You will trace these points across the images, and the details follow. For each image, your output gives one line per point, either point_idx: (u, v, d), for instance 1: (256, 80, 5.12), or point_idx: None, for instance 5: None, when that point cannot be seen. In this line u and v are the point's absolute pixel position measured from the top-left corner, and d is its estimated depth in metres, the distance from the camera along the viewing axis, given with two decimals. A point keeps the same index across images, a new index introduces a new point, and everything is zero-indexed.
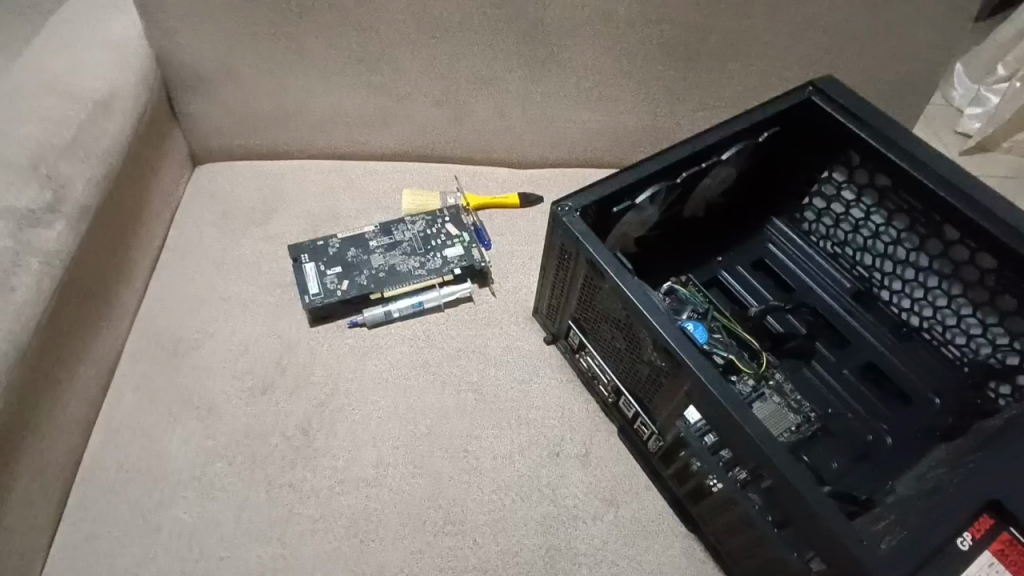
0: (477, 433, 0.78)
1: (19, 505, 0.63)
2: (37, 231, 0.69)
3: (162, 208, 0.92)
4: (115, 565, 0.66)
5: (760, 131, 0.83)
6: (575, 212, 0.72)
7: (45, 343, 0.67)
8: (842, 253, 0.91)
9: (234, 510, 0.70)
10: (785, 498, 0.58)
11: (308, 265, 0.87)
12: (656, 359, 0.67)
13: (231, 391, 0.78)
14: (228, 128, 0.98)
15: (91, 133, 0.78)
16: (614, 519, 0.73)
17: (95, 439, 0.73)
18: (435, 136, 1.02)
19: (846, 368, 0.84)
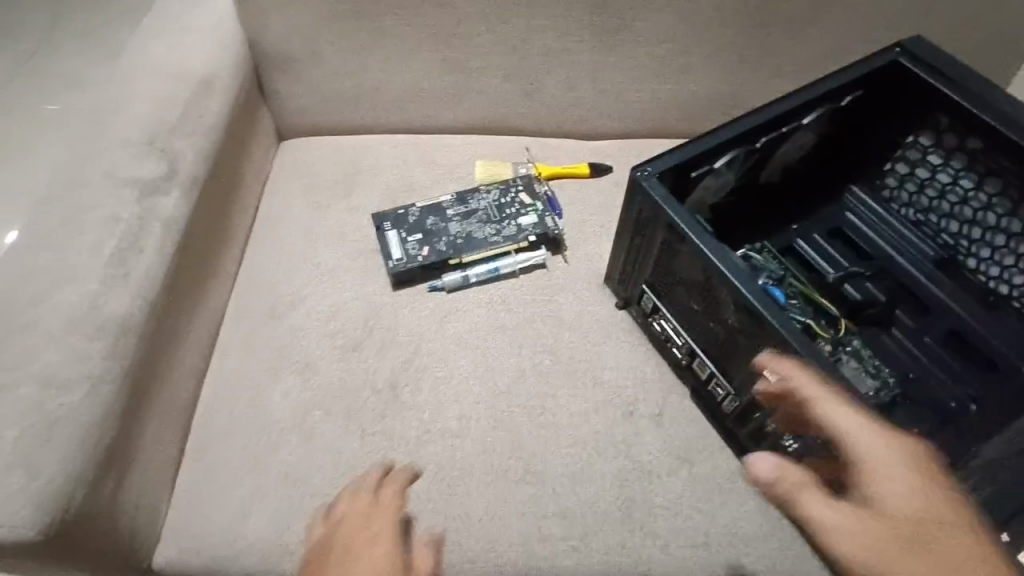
0: (553, 392, 0.81)
1: (152, 442, 0.70)
2: (157, 199, 0.76)
3: (256, 179, 0.99)
4: (232, 497, 0.73)
5: (843, 96, 0.81)
6: (654, 176, 0.73)
7: (168, 300, 0.74)
8: (926, 220, 0.89)
9: (333, 454, 0.76)
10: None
11: (390, 233, 0.92)
12: (735, 320, 0.69)
13: (324, 348, 0.84)
14: (311, 105, 1.04)
15: (197, 109, 0.85)
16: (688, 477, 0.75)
17: (207, 388, 0.81)
18: (506, 109, 1.04)
19: (928, 336, 0.82)
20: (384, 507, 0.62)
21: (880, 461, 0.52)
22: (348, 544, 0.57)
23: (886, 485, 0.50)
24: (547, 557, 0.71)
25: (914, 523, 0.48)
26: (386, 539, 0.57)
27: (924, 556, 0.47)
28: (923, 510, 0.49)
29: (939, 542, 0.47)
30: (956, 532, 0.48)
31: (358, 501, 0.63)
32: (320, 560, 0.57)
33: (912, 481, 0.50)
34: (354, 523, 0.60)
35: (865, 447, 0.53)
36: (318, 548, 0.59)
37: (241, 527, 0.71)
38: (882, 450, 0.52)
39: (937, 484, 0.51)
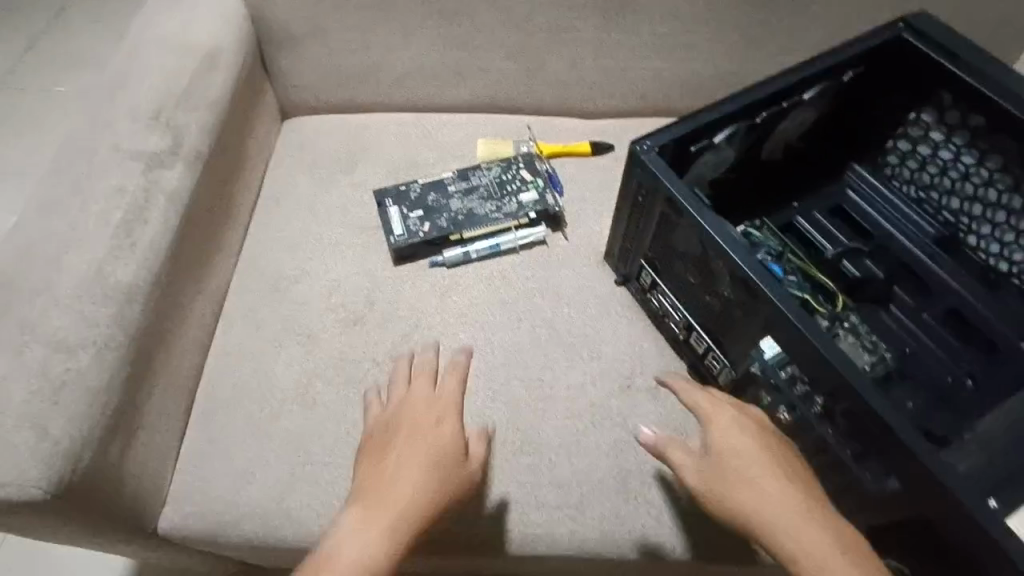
0: (551, 365, 0.82)
1: (157, 408, 0.72)
2: (161, 171, 0.77)
3: (259, 155, 1.00)
4: (235, 463, 0.75)
5: (845, 71, 0.81)
6: (653, 150, 0.74)
7: (173, 271, 0.75)
8: (927, 197, 0.89)
9: (334, 423, 0.77)
10: (865, 420, 0.60)
11: (392, 208, 0.93)
12: (731, 292, 0.70)
13: (327, 321, 0.85)
14: (315, 83, 1.04)
15: (202, 84, 0.86)
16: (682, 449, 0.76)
17: (212, 358, 0.83)
18: (508, 87, 1.04)
19: (926, 313, 0.83)
20: (445, 398, 0.72)
21: (711, 413, 0.64)
22: (416, 422, 0.69)
23: (715, 427, 0.63)
24: (544, 524, 0.72)
25: (730, 458, 0.60)
26: (452, 417, 0.70)
27: (737, 472, 0.59)
28: (742, 440, 0.61)
29: (751, 462, 0.59)
30: (768, 455, 0.60)
31: (422, 390, 0.73)
32: (393, 427, 0.69)
33: (734, 423, 0.63)
34: (423, 404, 0.71)
35: (699, 404, 0.65)
36: (390, 417, 0.70)
37: (244, 492, 0.73)
38: (710, 404, 0.65)
39: (757, 424, 0.63)
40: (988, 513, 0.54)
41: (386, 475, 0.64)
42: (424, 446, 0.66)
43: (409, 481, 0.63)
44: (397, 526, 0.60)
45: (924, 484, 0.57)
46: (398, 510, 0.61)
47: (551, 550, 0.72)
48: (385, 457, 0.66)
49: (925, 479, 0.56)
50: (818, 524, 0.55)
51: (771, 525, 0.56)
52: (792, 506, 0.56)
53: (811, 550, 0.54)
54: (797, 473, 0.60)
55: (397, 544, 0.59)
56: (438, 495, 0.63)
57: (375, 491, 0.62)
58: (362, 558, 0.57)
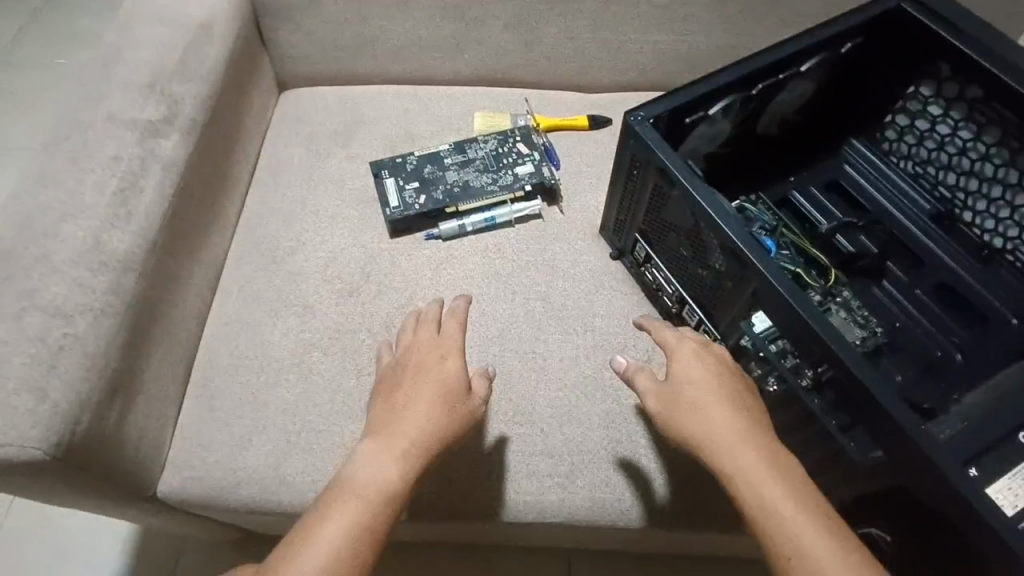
0: (544, 337, 0.83)
1: (154, 375, 0.73)
2: (157, 141, 0.77)
3: (256, 127, 1.00)
4: (232, 430, 0.76)
5: (843, 43, 0.80)
6: (646, 121, 0.73)
7: (169, 240, 0.76)
8: (924, 172, 0.88)
9: (329, 392, 0.78)
10: (851, 392, 0.61)
11: (388, 180, 0.93)
12: (722, 265, 0.70)
13: (323, 292, 0.86)
14: (311, 54, 1.03)
15: (196, 54, 0.85)
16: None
17: (209, 328, 0.84)
18: (506, 60, 1.03)
19: (918, 288, 0.83)
20: (447, 337, 0.71)
21: (676, 347, 0.67)
22: (421, 360, 0.69)
23: (677, 360, 0.66)
24: (535, 492, 0.74)
25: (687, 384, 0.64)
26: (456, 353, 0.69)
27: (690, 400, 0.62)
28: (701, 371, 0.64)
29: (704, 391, 0.62)
30: (723, 387, 0.63)
31: (427, 332, 0.72)
32: (401, 365, 0.69)
33: (696, 356, 0.66)
34: (428, 343, 0.70)
35: (666, 339, 0.68)
36: (398, 358, 0.70)
37: (241, 457, 0.74)
38: (679, 339, 0.68)
39: (720, 360, 0.66)
40: (969, 482, 0.55)
41: (395, 410, 0.65)
42: (429, 381, 0.66)
43: (418, 414, 0.64)
44: (409, 454, 0.61)
45: (905, 453, 0.58)
46: (408, 440, 0.62)
47: (541, 518, 0.73)
48: (394, 395, 0.66)
49: (908, 449, 0.57)
50: (758, 450, 0.58)
51: (713, 445, 0.59)
52: (735, 432, 0.59)
53: (746, 472, 0.57)
54: (750, 406, 0.62)
55: (410, 469, 0.61)
56: (446, 427, 0.64)
57: (386, 426, 0.63)
58: (377, 482, 0.59)
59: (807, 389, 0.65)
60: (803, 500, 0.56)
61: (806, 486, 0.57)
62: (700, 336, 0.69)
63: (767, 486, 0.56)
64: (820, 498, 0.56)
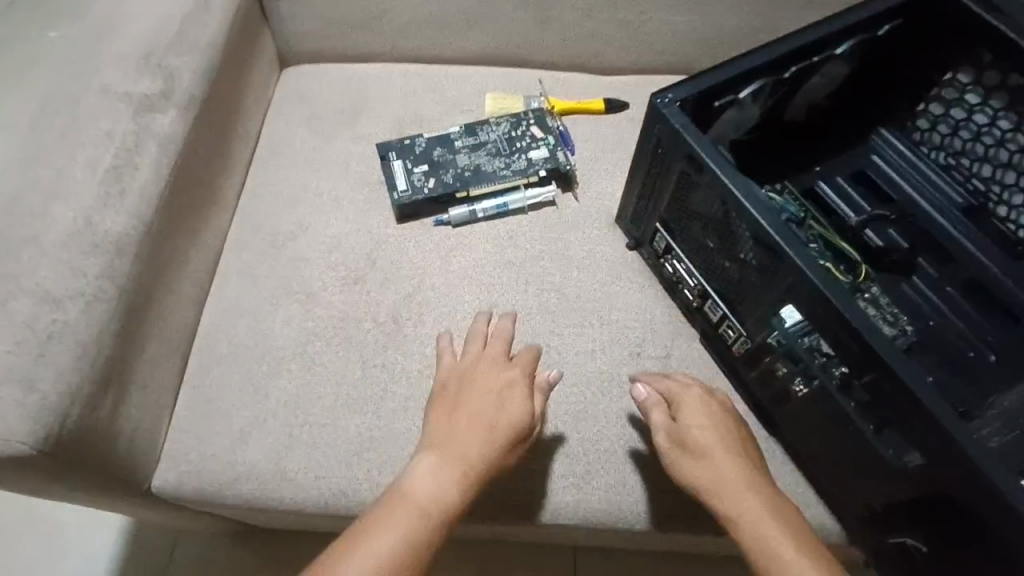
0: (559, 330, 0.80)
1: (150, 364, 0.69)
2: (153, 116, 0.73)
3: (257, 104, 0.95)
4: (230, 423, 0.72)
5: (879, 25, 0.76)
6: (675, 104, 0.69)
7: (167, 221, 0.72)
8: (957, 164, 0.84)
9: (333, 385, 0.75)
10: (890, 390, 0.58)
11: (396, 163, 0.89)
12: (752, 257, 0.67)
13: (328, 279, 0.82)
14: (315, 30, 0.98)
15: (195, 25, 0.81)
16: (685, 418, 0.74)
17: (207, 314, 0.79)
18: (519, 38, 0.99)
19: (950, 285, 0.79)
20: (518, 362, 0.70)
21: (681, 392, 0.69)
22: (490, 380, 0.68)
23: (683, 404, 0.68)
24: (548, 492, 0.71)
25: (694, 428, 0.66)
26: (525, 380, 0.69)
27: (700, 450, 0.64)
28: (705, 418, 0.66)
29: (710, 436, 0.65)
30: (726, 436, 0.65)
31: (496, 351, 0.71)
32: (468, 380, 0.69)
33: (701, 402, 0.68)
34: (496, 363, 0.70)
35: (671, 385, 0.70)
36: (464, 370, 0.70)
37: (241, 452, 0.71)
38: (683, 384, 0.70)
39: (722, 407, 0.69)
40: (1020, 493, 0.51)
41: (460, 426, 0.64)
42: (495, 404, 0.66)
43: (482, 437, 0.63)
44: (470, 475, 0.61)
45: (946, 456, 0.55)
46: (470, 462, 0.62)
47: (554, 519, 0.70)
48: (457, 409, 0.66)
49: (953, 455, 0.55)
50: (759, 494, 0.60)
51: (721, 488, 0.61)
52: (739, 477, 0.61)
53: (748, 513, 0.59)
54: (750, 455, 0.65)
55: (468, 490, 0.61)
56: (503, 454, 0.64)
57: (449, 441, 0.63)
58: (436, 498, 0.59)
59: (835, 380, 0.63)
60: (803, 541, 0.57)
61: (805, 528, 0.59)
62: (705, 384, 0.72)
63: (768, 528, 0.57)
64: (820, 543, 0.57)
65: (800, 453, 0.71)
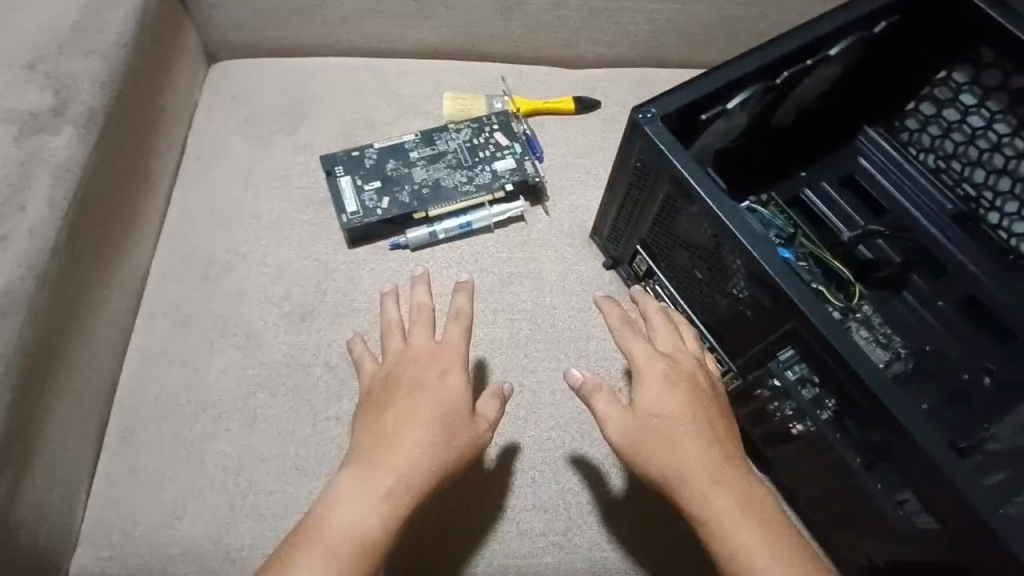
0: (533, 366, 0.73)
1: (57, 437, 0.59)
2: (44, 139, 0.61)
3: (180, 109, 0.82)
4: (161, 497, 0.63)
5: (877, 21, 0.69)
6: (658, 120, 0.61)
7: (71, 265, 0.61)
8: (948, 167, 0.79)
9: (280, 443, 0.66)
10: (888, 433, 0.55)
11: (344, 178, 0.79)
12: (744, 294, 0.61)
13: (269, 317, 0.72)
14: (244, 20, 0.85)
15: (93, 22, 0.68)
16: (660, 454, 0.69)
17: (129, 365, 0.69)
18: (479, 28, 0.88)
19: (942, 301, 0.75)
20: (446, 347, 0.62)
21: (645, 370, 0.59)
22: (417, 376, 0.60)
23: (645, 388, 0.58)
24: (502, 519, 0.65)
25: (656, 416, 0.57)
26: (458, 367, 0.61)
27: (663, 440, 0.55)
28: (669, 405, 0.57)
29: (675, 428, 0.56)
30: (692, 421, 0.57)
31: (422, 337, 0.63)
32: (393, 380, 0.60)
33: (667, 384, 0.58)
34: (424, 355, 0.61)
35: (633, 359, 0.60)
36: (389, 371, 0.61)
37: (174, 529, 0.62)
38: (645, 358, 0.60)
39: (691, 382, 0.59)
40: None
41: (382, 436, 0.56)
42: (423, 401, 0.58)
43: (414, 444, 0.55)
44: (397, 488, 0.53)
45: (955, 508, 0.53)
46: (395, 473, 0.53)
47: None
48: (384, 411, 0.58)
49: (969, 518, 0.52)
50: (730, 490, 0.53)
51: (686, 485, 0.54)
52: (707, 472, 0.54)
53: (717, 515, 0.52)
54: (720, 437, 0.57)
55: (395, 507, 0.52)
56: (445, 458, 0.55)
57: (373, 451, 0.55)
58: (354, 529, 0.51)
59: (827, 420, 0.61)
60: (774, 541, 0.51)
61: (779, 522, 0.53)
62: (672, 351, 0.62)
63: (737, 532, 0.51)
64: (794, 539, 0.52)
65: (795, 491, 0.68)
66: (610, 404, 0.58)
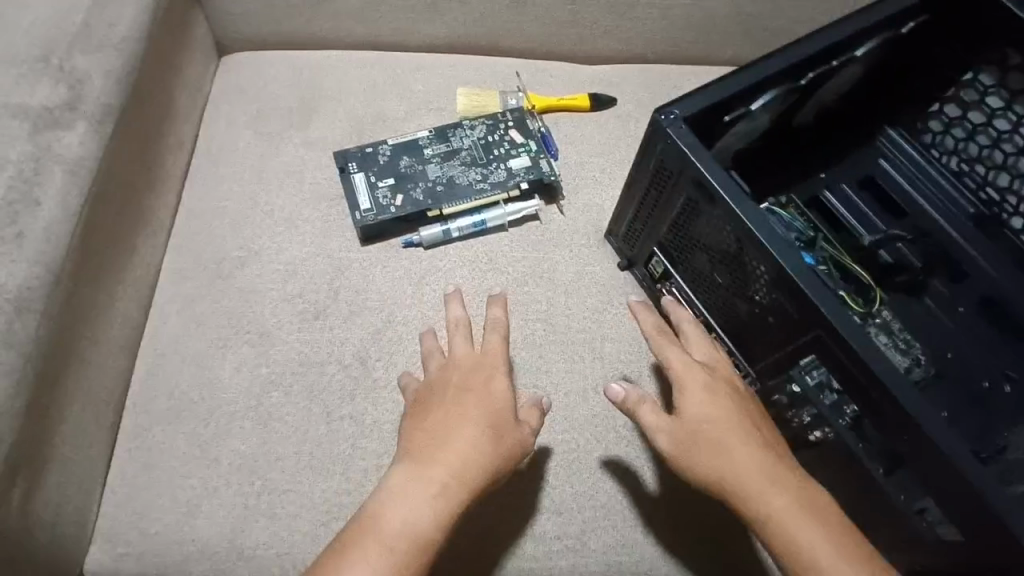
0: (547, 368, 0.72)
1: (72, 436, 0.59)
2: (57, 134, 0.60)
3: (191, 104, 0.81)
4: (175, 495, 0.63)
5: (903, 22, 0.68)
6: (681, 121, 0.60)
7: (85, 262, 0.60)
8: (970, 171, 0.77)
9: (295, 443, 0.66)
10: (912, 443, 0.54)
11: (357, 175, 0.79)
12: (765, 298, 0.61)
13: (282, 315, 0.72)
14: (255, 12, 0.84)
15: (106, 16, 0.67)
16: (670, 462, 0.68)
17: (142, 362, 0.69)
18: (493, 23, 0.87)
19: (962, 305, 0.74)
20: (489, 353, 0.64)
21: (685, 376, 0.59)
22: (465, 380, 0.61)
23: (689, 393, 0.58)
24: (527, 527, 0.65)
25: (702, 421, 0.57)
26: (501, 372, 0.62)
27: (715, 443, 0.55)
28: (714, 409, 0.57)
29: (723, 431, 0.56)
30: (739, 422, 0.56)
31: (464, 347, 0.65)
32: (437, 386, 0.62)
33: (709, 388, 0.58)
34: (467, 361, 0.63)
35: (673, 365, 0.60)
36: (434, 378, 0.63)
37: (189, 529, 0.62)
38: (683, 363, 0.60)
39: (730, 385, 0.60)
40: None
41: (433, 436, 0.57)
42: (472, 402, 0.59)
43: (465, 443, 0.56)
44: (451, 486, 0.53)
45: (981, 518, 0.52)
46: (449, 470, 0.54)
47: None
48: (432, 412, 0.59)
49: (994, 527, 0.51)
50: (785, 488, 0.53)
51: (742, 487, 0.53)
52: (761, 471, 0.54)
53: (777, 515, 0.52)
54: (767, 438, 0.57)
55: (449, 505, 0.53)
56: (494, 457, 0.56)
57: (424, 449, 0.56)
58: (408, 527, 0.51)
59: (845, 424, 0.60)
60: (836, 536, 0.51)
61: (837, 514, 0.53)
62: (709, 357, 0.62)
63: (799, 530, 0.51)
64: (853, 534, 0.52)
65: None
66: (654, 412, 0.58)
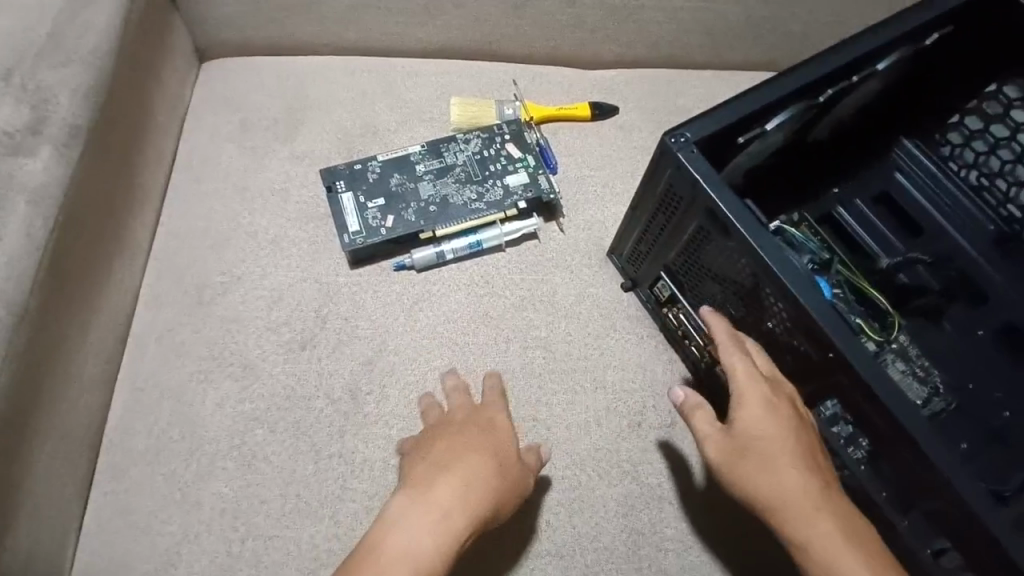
0: (546, 398, 0.68)
1: (43, 484, 0.55)
2: (19, 161, 0.55)
3: (170, 116, 0.76)
4: (154, 543, 0.60)
5: (927, 33, 0.63)
6: (692, 145, 0.56)
7: (53, 299, 0.56)
8: (992, 185, 0.73)
9: (280, 484, 0.63)
10: (933, 488, 0.51)
11: (345, 195, 0.74)
12: (782, 332, 0.57)
13: (268, 345, 0.68)
14: (235, 18, 0.78)
15: (74, 25, 0.61)
16: (679, 495, 0.65)
17: (119, 397, 0.65)
18: (489, 27, 0.82)
19: (982, 329, 0.70)
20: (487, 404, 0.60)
21: (746, 388, 0.53)
22: (466, 420, 0.58)
23: (746, 407, 0.52)
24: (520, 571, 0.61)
25: (757, 437, 0.51)
26: (502, 417, 0.59)
27: (766, 463, 0.50)
28: (773, 426, 0.51)
29: (776, 450, 0.50)
30: (795, 443, 0.51)
31: (462, 399, 0.62)
32: (438, 427, 0.58)
33: (767, 403, 0.53)
34: (468, 408, 0.60)
35: (736, 375, 0.54)
36: (432, 425, 0.59)
37: None
38: (745, 374, 0.54)
39: (790, 403, 0.54)
40: None
41: (437, 463, 0.52)
42: (476, 436, 0.55)
43: (467, 467, 0.51)
44: (453, 510, 0.48)
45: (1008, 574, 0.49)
46: (451, 496, 0.49)
47: None
48: (437, 444, 0.55)
49: None
50: (832, 515, 0.48)
51: (787, 510, 0.48)
52: (810, 496, 0.48)
53: (818, 543, 0.47)
54: (821, 462, 0.51)
55: (451, 533, 0.47)
56: (497, 488, 0.51)
57: (427, 475, 0.51)
58: (406, 552, 0.45)
59: (859, 461, 0.56)
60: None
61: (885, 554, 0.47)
62: (767, 368, 0.56)
63: (845, 563, 0.46)
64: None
65: None
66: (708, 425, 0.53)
